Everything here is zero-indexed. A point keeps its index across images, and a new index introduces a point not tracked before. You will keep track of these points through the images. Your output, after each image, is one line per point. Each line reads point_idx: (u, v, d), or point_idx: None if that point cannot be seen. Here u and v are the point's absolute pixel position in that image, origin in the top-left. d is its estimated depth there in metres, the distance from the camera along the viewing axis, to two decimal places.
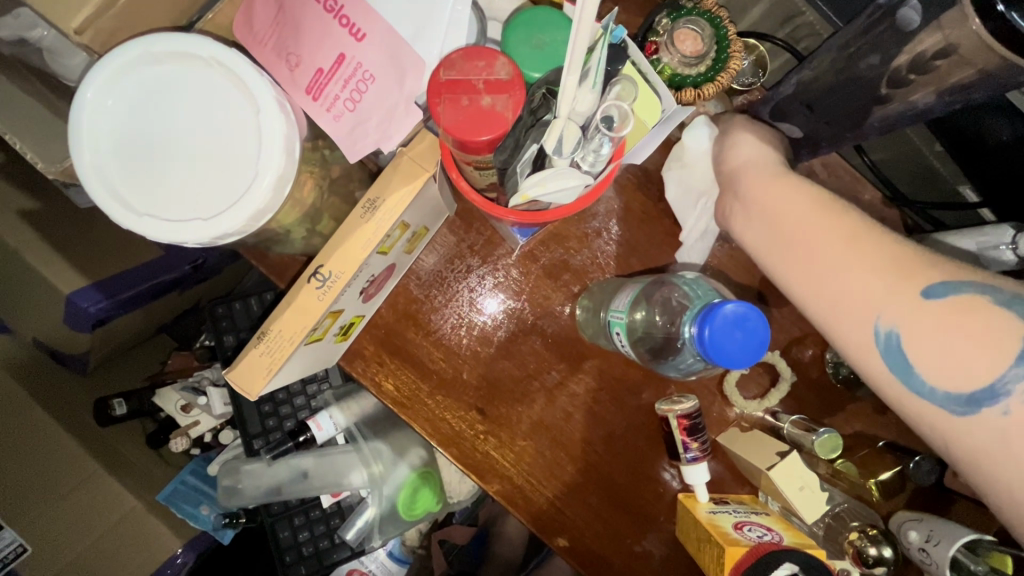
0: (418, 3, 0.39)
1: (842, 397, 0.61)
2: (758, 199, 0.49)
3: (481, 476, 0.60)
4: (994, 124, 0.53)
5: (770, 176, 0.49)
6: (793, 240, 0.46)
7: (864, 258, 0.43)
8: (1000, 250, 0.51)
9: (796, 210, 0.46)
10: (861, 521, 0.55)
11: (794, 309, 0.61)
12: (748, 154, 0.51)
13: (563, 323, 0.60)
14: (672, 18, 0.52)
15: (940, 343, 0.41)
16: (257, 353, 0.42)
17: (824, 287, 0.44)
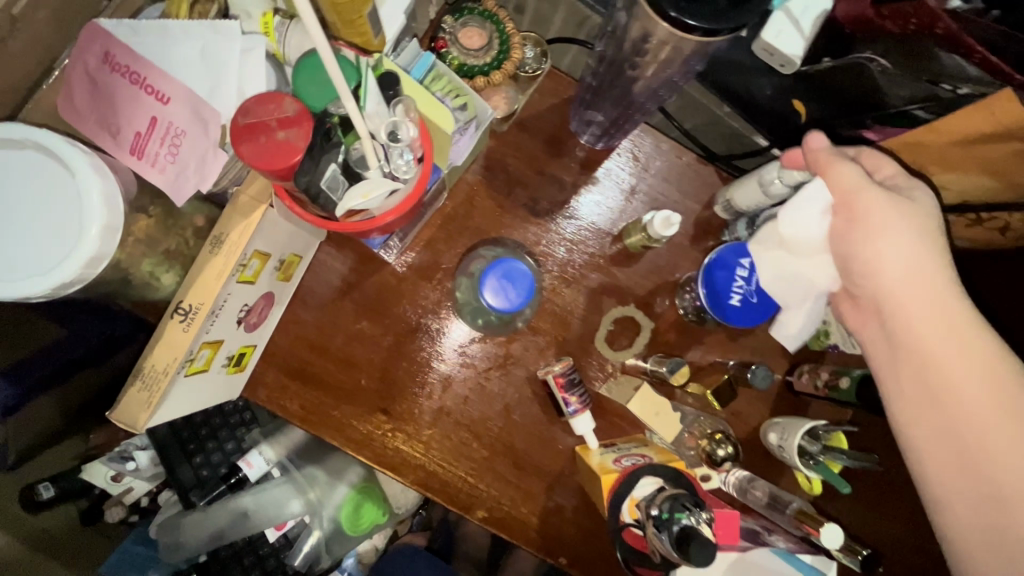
0: (211, 65, 0.46)
1: (698, 332, 0.70)
2: (922, 310, 0.48)
3: (397, 470, 0.65)
4: (760, 83, 0.66)
5: (935, 267, 0.48)
6: (923, 361, 0.48)
7: (965, 386, 0.46)
8: (774, 182, 0.60)
9: (937, 327, 0.47)
10: (709, 428, 0.66)
11: (642, 265, 0.70)
12: (910, 247, 0.48)
13: (445, 316, 0.67)
14: (455, 18, 0.63)
15: (999, 439, 0.44)
16: (136, 390, 0.46)
17: (943, 413, 0.47)
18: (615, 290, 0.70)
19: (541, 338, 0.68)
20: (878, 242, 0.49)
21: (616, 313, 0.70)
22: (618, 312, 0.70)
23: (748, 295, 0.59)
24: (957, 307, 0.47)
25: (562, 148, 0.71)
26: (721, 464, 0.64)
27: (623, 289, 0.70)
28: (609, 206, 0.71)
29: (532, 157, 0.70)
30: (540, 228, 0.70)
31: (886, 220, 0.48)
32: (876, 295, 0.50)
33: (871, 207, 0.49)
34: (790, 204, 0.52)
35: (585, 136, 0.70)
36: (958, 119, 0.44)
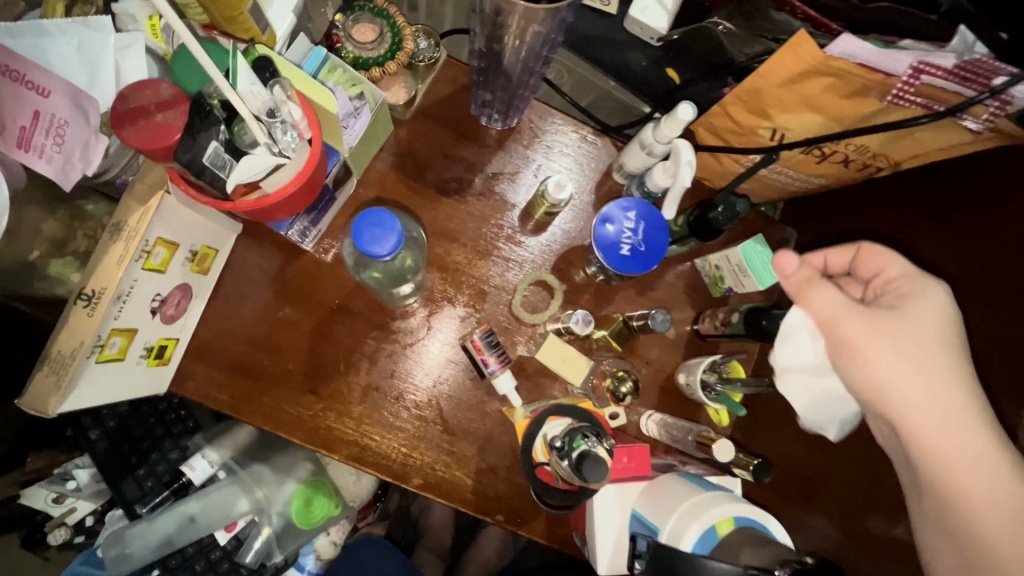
0: (88, 59, 0.52)
1: (609, 290, 0.75)
2: (930, 427, 0.45)
3: (329, 447, 0.68)
4: (634, 56, 0.73)
5: (939, 376, 0.46)
6: (942, 468, 0.45)
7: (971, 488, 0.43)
8: (653, 143, 0.66)
9: (959, 439, 0.44)
10: (615, 369, 0.72)
11: (550, 233, 0.75)
12: (901, 359, 0.47)
13: (366, 297, 0.70)
14: (347, 15, 0.67)
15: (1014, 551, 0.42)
16: (43, 377, 0.49)
17: (961, 523, 0.43)
18: (528, 259, 0.75)
19: (460, 309, 0.72)
20: (869, 358, 0.48)
21: (529, 276, 0.74)
22: (531, 276, 0.74)
23: (636, 245, 0.64)
24: (958, 397, 0.45)
25: (466, 131, 0.75)
26: (623, 398, 0.70)
27: (536, 257, 0.75)
28: (515, 182, 0.76)
29: (438, 141, 0.75)
30: (451, 206, 0.74)
31: (881, 337, 0.48)
32: (885, 410, 0.47)
33: (852, 332, 0.49)
34: (784, 331, 0.54)
35: (485, 119, 0.75)
36: (777, 63, 0.50)
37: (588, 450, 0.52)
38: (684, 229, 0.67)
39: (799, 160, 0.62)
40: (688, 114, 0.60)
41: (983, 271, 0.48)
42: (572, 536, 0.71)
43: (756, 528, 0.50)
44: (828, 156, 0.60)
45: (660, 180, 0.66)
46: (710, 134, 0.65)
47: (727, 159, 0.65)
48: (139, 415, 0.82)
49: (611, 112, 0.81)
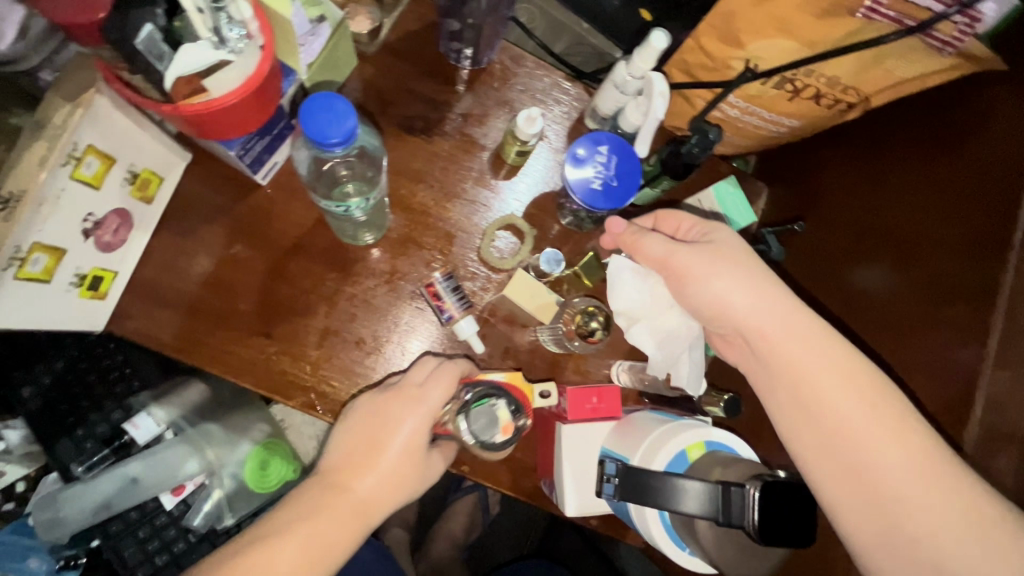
0: None
1: (580, 237, 0.73)
2: (771, 336, 0.53)
3: (282, 393, 0.64)
4: None
5: (763, 284, 0.54)
6: (790, 371, 0.52)
7: (810, 373, 0.51)
8: (626, 80, 0.64)
9: (798, 351, 0.52)
10: (584, 306, 0.68)
11: (522, 178, 0.73)
12: (724, 278, 0.54)
13: (325, 236, 0.67)
14: None
15: (862, 423, 0.49)
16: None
17: (817, 408, 0.51)
18: (497, 203, 0.72)
19: (428, 253, 0.69)
20: (700, 285, 0.55)
21: (496, 220, 0.71)
22: (499, 220, 0.71)
23: (608, 180, 0.62)
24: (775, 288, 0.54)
25: (433, 70, 0.72)
26: (593, 334, 0.67)
27: (505, 202, 0.72)
28: (485, 125, 0.73)
29: (404, 79, 0.72)
30: (418, 146, 0.71)
31: (692, 267, 0.55)
32: (736, 328, 0.55)
33: (684, 263, 0.56)
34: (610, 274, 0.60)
35: (455, 60, 0.73)
36: None
37: (494, 407, 0.58)
38: (656, 167, 0.65)
39: (772, 99, 0.61)
40: (661, 43, 0.58)
41: (903, 228, 0.53)
42: (540, 487, 0.68)
43: (722, 452, 0.50)
44: (800, 91, 0.59)
45: (634, 117, 0.64)
46: (681, 72, 0.64)
47: (698, 98, 0.65)
48: (77, 372, 0.73)
49: (585, 59, 0.79)
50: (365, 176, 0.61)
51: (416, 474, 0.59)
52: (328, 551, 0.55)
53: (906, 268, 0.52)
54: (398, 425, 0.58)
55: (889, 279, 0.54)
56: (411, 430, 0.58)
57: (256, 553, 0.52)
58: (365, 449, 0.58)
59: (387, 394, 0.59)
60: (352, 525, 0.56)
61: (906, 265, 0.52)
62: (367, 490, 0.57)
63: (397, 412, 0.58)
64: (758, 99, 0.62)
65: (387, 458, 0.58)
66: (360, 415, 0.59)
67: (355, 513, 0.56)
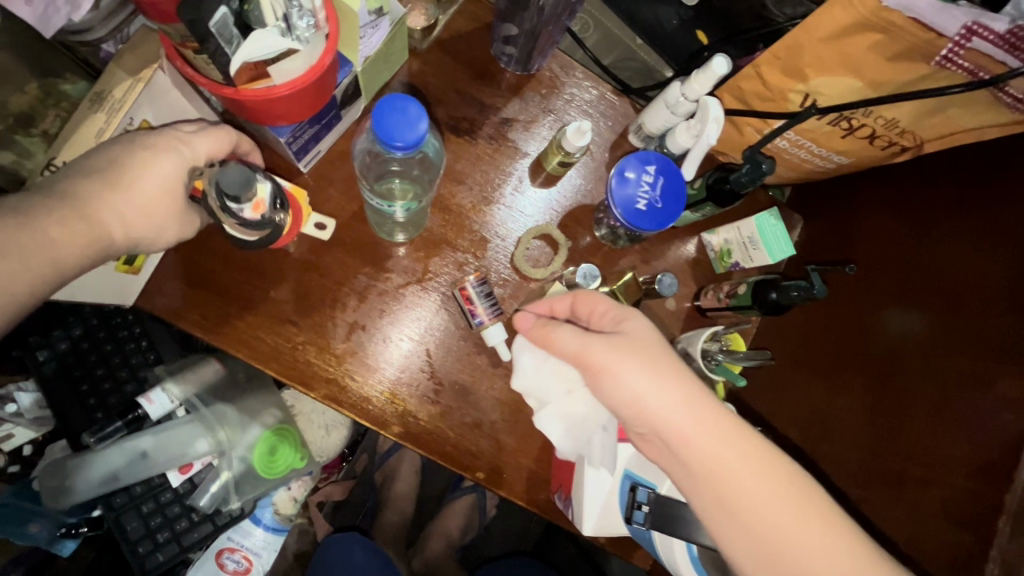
0: None
1: (613, 253, 0.72)
2: (708, 455, 0.46)
3: (305, 384, 0.63)
4: (665, 13, 0.71)
5: (674, 371, 0.48)
6: (716, 488, 0.45)
7: (737, 479, 0.45)
8: (680, 101, 0.63)
9: (736, 466, 0.45)
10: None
11: (561, 189, 0.73)
12: (643, 369, 0.48)
13: (362, 229, 0.66)
14: None
15: (799, 537, 0.43)
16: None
17: (744, 521, 0.45)
18: (535, 211, 0.72)
19: (461, 255, 0.69)
20: (619, 374, 0.48)
21: (533, 230, 0.71)
22: (536, 229, 0.71)
23: (653, 201, 0.61)
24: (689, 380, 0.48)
25: (482, 71, 0.72)
26: None
27: (542, 212, 0.72)
28: (528, 132, 0.73)
29: (453, 77, 0.71)
30: (461, 146, 0.70)
31: (611, 349, 0.49)
32: (656, 434, 0.48)
33: (600, 358, 0.49)
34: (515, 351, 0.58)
35: (505, 62, 0.72)
36: (826, 15, 0.50)
37: (254, 174, 0.48)
38: (701, 193, 0.65)
39: (824, 135, 0.61)
40: (722, 68, 0.58)
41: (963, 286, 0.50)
42: (553, 500, 0.68)
43: None
44: (855, 129, 0.59)
45: (683, 139, 0.64)
46: (734, 98, 0.64)
47: (747, 125, 0.65)
48: (93, 341, 0.76)
49: (632, 74, 0.77)
50: (410, 176, 0.65)
51: (174, 217, 0.49)
52: (4, 282, 0.41)
53: (947, 315, 0.51)
54: (152, 158, 0.46)
55: (925, 326, 0.52)
56: (167, 202, 0.48)
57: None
58: (104, 173, 0.45)
59: (157, 132, 0.47)
60: (35, 271, 0.43)
61: (947, 313, 0.51)
62: (111, 211, 0.45)
63: (152, 160, 0.46)
64: (812, 134, 0.61)
65: (138, 196, 0.46)
66: (105, 156, 0.45)
67: (53, 266, 0.43)
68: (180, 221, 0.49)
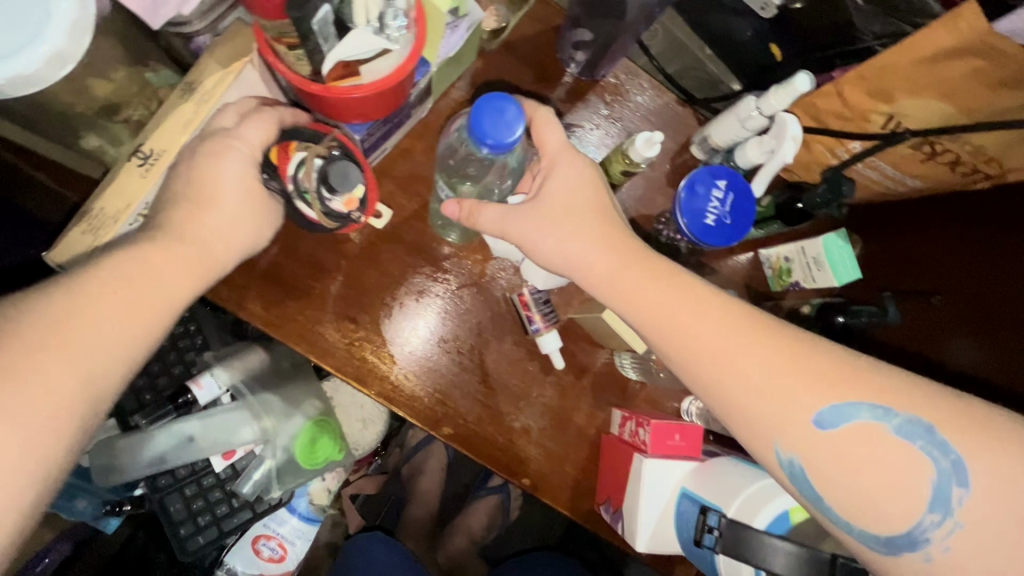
0: None
1: (669, 264, 0.71)
2: (610, 288, 0.53)
3: (360, 380, 0.64)
4: (740, 24, 0.67)
5: (609, 245, 0.53)
6: (663, 324, 0.51)
7: (687, 313, 0.50)
8: (752, 115, 0.62)
9: (707, 335, 0.49)
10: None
11: (621, 197, 0.72)
12: (578, 240, 0.53)
13: (422, 228, 0.66)
14: None
15: (756, 376, 0.47)
16: (80, 232, 0.48)
17: (711, 383, 0.49)
18: None
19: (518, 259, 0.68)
20: (541, 248, 0.53)
21: None
22: None
23: (721, 216, 0.60)
24: (629, 244, 0.54)
25: (547, 75, 0.71)
26: None
27: None
28: (589, 139, 0.72)
29: (517, 80, 0.70)
30: None
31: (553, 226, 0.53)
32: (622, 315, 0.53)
33: (519, 230, 0.53)
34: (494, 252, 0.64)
35: (570, 67, 0.71)
36: (926, 37, 0.49)
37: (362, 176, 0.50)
38: (770, 210, 0.64)
39: (902, 158, 0.58)
40: (804, 84, 0.56)
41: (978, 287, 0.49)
42: (596, 511, 0.68)
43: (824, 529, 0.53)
44: (938, 154, 0.56)
45: (754, 155, 0.62)
46: (808, 115, 0.63)
47: (819, 143, 0.63)
48: None
49: (697, 84, 0.76)
50: (476, 177, 0.59)
51: (264, 218, 0.51)
52: (132, 318, 0.44)
53: (996, 346, 0.47)
54: (218, 163, 0.47)
55: (989, 364, 0.49)
56: (241, 200, 0.49)
57: (49, 333, 0.41)
58: (190, 196, 0.47)
59: (213, 141, 0.47)
60: (154, 305, 0.45)
61: (1001, 343, 0.47)
62: (210, 230, 0.48)
63: (224, 165, 0.47)
64: (894, 157, 0.59)
65: (223, 208, 0.48)
66: (191, 173, 0.47)
67: (171, 297, 0.46)
68: (257, 219, 0.50)
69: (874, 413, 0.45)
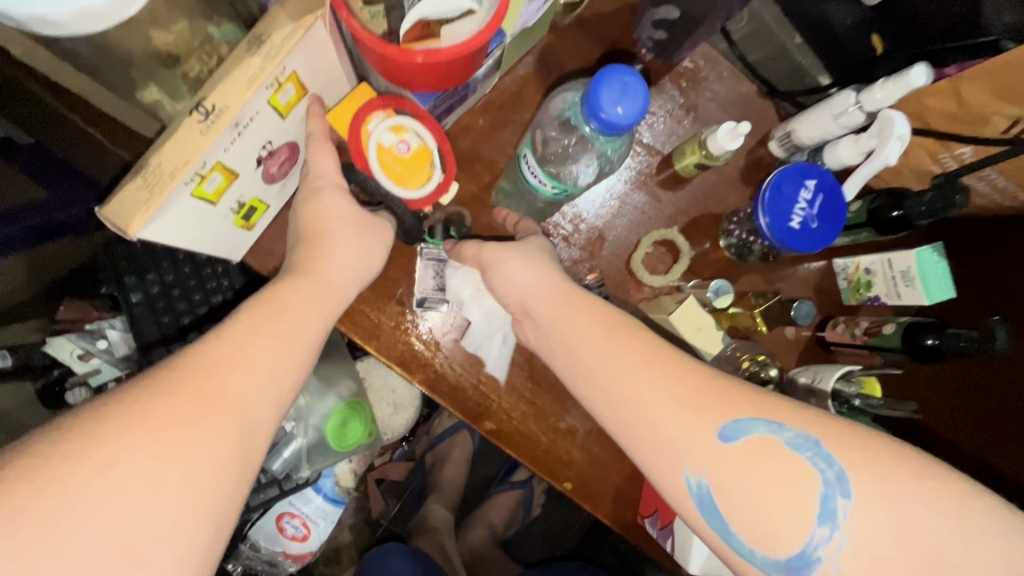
0: None
1: (737, 267, 0.66)
2: (549, 314, 0.53)
3: (404, 366, 0.61)
4: (838, 10, 0.61)
5: (551, 276, 0.54)
6: (588, 368, 0.50)
7: (623, 348, 0.49)
8: (850, 111, 0.56)
9: (620, 369, 0.49)
10: (750, 352, 0.62)
11: (690, 192, 0.66)
12: (527, 269, 0.54)
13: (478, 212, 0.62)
14: None
15: (673, 421, 0.46)
16: (134, 188, 0.41)
17: (626, 425, 0.48)
18: (657, 212, 0.66)
19: (575, 251, 0.64)
20: (500, 270, 0.56)
21: (657, 234, 0.65)
22: (658, 234, 0.65)
23: (808, 220, 0.55)
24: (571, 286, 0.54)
25: (619, 55, 0.66)
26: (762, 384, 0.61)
27: (665, 214, 0.66)
28: (660, 127, 0.67)
29: (587, 58, 0.65)
30: None
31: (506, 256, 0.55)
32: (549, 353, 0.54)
33: (492, 252, 0.56)
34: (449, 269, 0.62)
35: (645, 48, 0.66)
36: None
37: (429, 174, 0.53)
38: (860, 217, 0.60)
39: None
40: (919, 79, 0.50)
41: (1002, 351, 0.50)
42: (639, 524, 0.64)
43: None
44: None
45: (848, 155, 0.58)
46: (913, 115, 0.57)
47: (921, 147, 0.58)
48: (184, 288, 0.74)
49: (780, 75, 0.70)
50: (563, 155, 0.56)
51: (373, 242, 0.53)
52: (275, 354, 0.45)
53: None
54: (325, 202, 0.51)
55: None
56: (355, 229, 0.52)
57: (195, 376, 0.41)
58: (308, 235, 0.51)
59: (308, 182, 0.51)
60: (288, 340, 0.46)
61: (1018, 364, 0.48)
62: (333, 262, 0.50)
63: (327, 202, 0.51)
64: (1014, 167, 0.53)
65: (339, 240, 0.51)
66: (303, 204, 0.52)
67: (298, 329, 0.47)
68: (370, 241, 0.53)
69: (817, 458, 0.43)
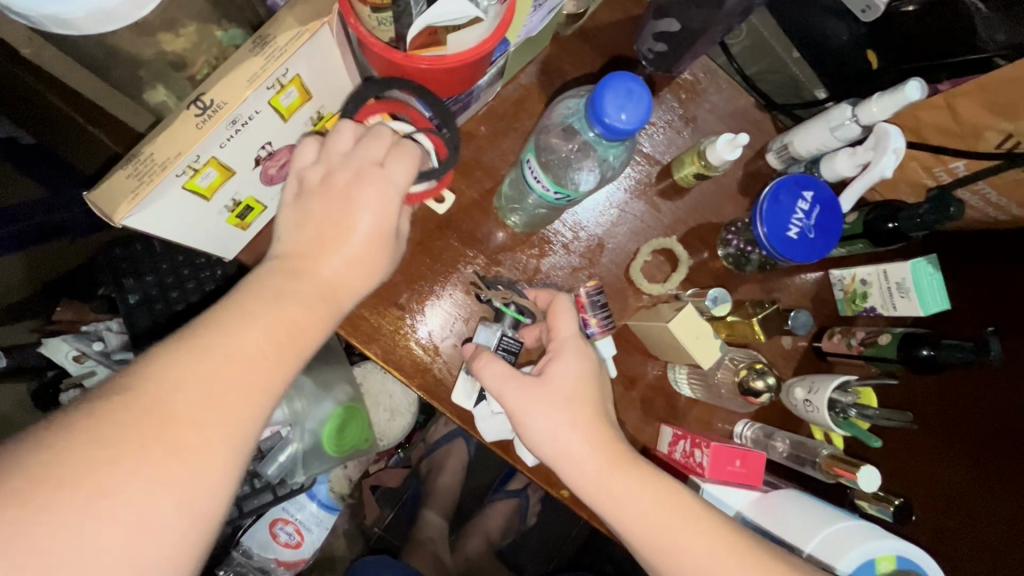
0: None
1: (735, 277, 0.67)
2: (604, 489, 0.49)
3: (403, 370, 0.61)
4: (835, 27, 0.62)
5: (585, 435, 0.50)
6: (646, 537, 0.48)
7: (686, 532, 0.47)
8: (846, 124, 0.57)
9: (678, 539, 0.47)
10: (746, 361, 0.60)
11: (690, 202, 0.67)
12: (555, 422, 0.50)
13: (480, 219, 0.63)
14: None
15: None
16: (124, 175, 0.41)
17: None
18: (656, 221, 0.67)
19: (574, 258, 0.65)
20: (530, 425, 0.50)
21: (656, 243, 0.65)
22: (658, 242, 0.66)
23: (805, 230, 0.56)
24: (613, 439, 0.50)
25: (618, 66, 0.67)
26: (758, 394, 0.59)
27: (665, 224, 0.67)
28: (660, 137, 0.67)
29: (587, 68, 0.66)
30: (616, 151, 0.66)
31: (535, 409, 0.50)
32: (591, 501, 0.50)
33: (519, 405, 0.50)
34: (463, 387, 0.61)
35: (645, 60, 0.66)
36: None
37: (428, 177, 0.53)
38: (857, 228, 0.61)
39: (1013, 183, 0.52)
40: (914, 94, 0.51)
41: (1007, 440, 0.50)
42: None
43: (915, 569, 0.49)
44: None
45: (844, 168, 0.59)
46: (908, 130, 0.58)
47: (913, 161, 0.59)
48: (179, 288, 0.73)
49: (776, 88, 0.71)
50: (568, 160, 0.56)
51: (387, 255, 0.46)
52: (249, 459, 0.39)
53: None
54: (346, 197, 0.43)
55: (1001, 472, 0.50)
56: (362, 244, 0.44)
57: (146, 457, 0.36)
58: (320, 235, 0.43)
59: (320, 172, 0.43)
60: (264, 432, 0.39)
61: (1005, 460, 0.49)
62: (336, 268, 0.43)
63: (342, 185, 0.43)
64: (1005, 184, 0.53)
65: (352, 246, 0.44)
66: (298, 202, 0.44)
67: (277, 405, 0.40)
68: (362, 275, 0.45)
69: None
